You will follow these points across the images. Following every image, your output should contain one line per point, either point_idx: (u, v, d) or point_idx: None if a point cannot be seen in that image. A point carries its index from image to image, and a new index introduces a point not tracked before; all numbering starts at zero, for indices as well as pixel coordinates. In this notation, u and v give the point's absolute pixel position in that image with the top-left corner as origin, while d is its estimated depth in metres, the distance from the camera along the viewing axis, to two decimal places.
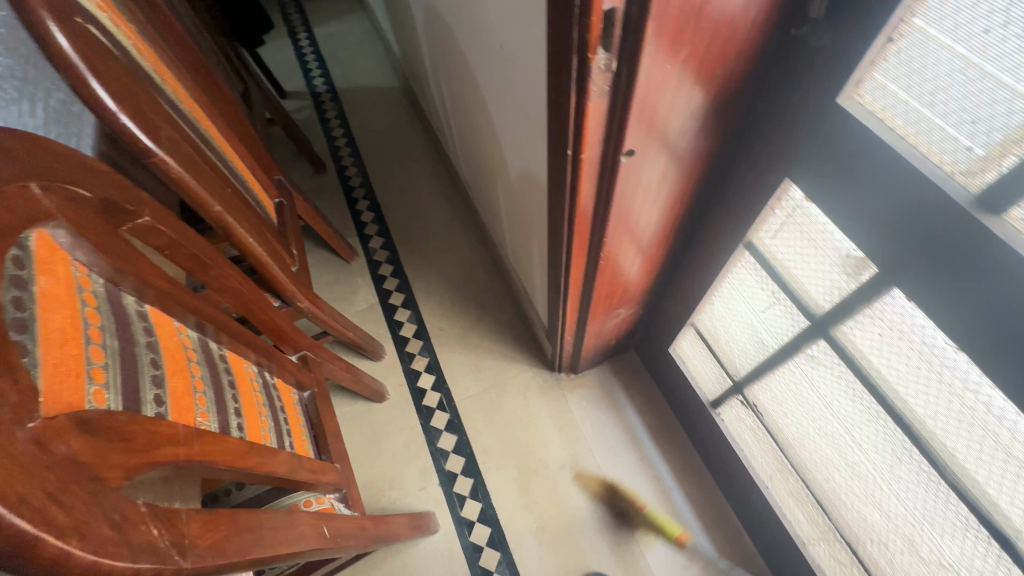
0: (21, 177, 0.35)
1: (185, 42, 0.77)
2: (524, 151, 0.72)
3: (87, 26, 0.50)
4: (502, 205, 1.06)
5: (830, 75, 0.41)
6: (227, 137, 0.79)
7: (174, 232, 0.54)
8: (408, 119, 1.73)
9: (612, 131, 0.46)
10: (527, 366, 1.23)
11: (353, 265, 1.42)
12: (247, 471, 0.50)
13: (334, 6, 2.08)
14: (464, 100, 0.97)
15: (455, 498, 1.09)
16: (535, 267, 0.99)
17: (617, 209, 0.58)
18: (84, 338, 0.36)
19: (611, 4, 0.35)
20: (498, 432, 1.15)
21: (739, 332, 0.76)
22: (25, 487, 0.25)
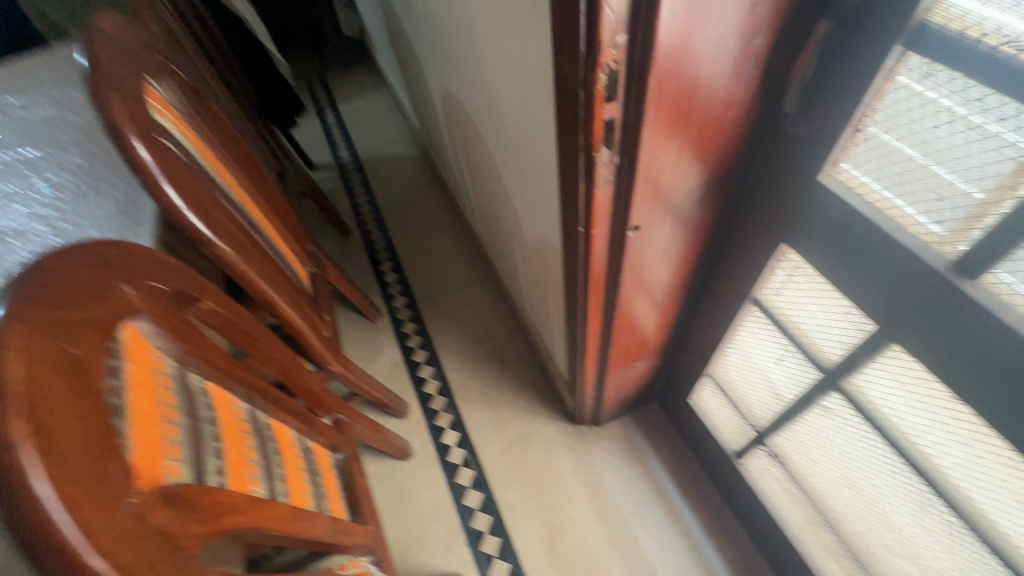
0: (116, 281, 0.41)
1: (235, 138, 0.87)
2: (538, 220, 0.78)
3: (163, 140, 0.59)
4: (519, 265, 1.12)
5: (811, 156, 0.47)
6: (269, 218, 0.87)
7: (229, 312, 0.60)
8: (427, 184, 1.85)
9: (618, 211, 0.52)
10: (549, 420, 1.25)
11: (378, 324, 1.48)
12: (291, 536, 0.53)
13: (357, 86, 2.28)
14: (481, 172, 1.06)
15: (483, 558, 1.08)
16: (552, 323, 1.03)
17: (628, 273, 0.62)
18: (163, 417, 0.42)
19: (610, 115, 0.41)
20: (523, 488, 1.16)
21: (755, 384, 0.77)
22: (129, 556, 0.29)
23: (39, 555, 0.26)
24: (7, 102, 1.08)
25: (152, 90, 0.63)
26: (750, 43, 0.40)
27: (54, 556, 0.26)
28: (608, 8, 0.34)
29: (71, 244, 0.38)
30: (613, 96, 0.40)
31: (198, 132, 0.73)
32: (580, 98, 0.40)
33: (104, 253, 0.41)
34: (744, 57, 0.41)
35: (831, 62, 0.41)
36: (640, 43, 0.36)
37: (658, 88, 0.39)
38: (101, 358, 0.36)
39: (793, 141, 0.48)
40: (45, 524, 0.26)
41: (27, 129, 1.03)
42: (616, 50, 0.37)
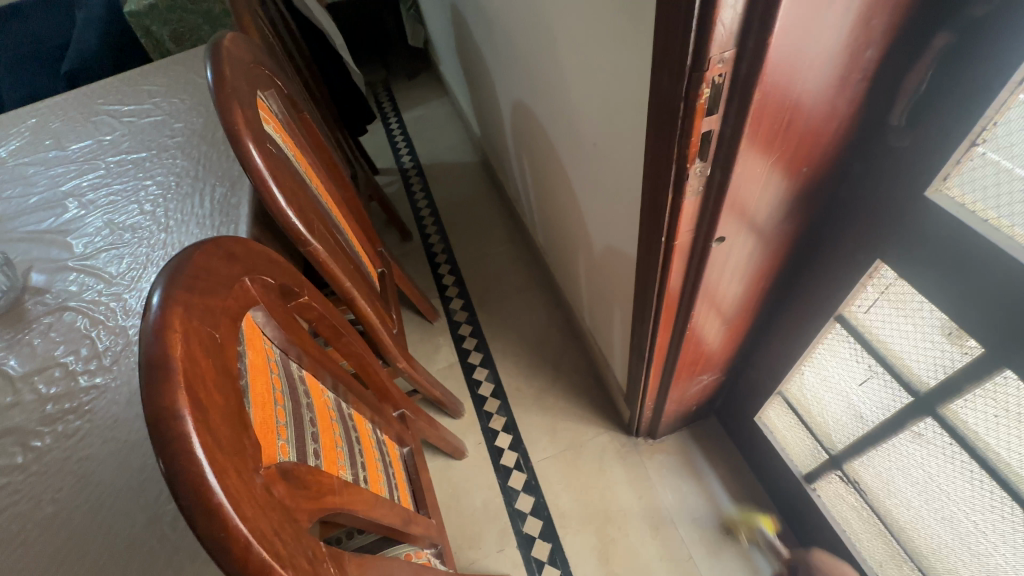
0: (241, 274, 0.46)
1: (321, 144, 0.93)
2: (609, 228, 0.79)
3: (271, 146, 0.64)
4: (580, 272, 1.12)
5: (917, 171, 0.45)
6: (348, 219, 0.93)
7: (322, 307, 0.64)
8: (485, 190, 1.89)
9: (704, 221, 0.52)
10: (604, 430, 1.24)
11: (435, 325, 1.52)
12: (373, 520, 0.56)
13: (420, 94, 2.36)
14: (547, 180, 1.08)
15: (533, 562, 1.08)
16: (614, 332, 1.03)
17: (705, 285, 0.62)
18: (274, 400, 0.45)
19: (709, 127, 0.42)
20: (576, 497, 1.15)
21: (833, 405, 0.74)
22: (263, 523, 0.32)
23: (194, 513, 0.30)
24: (121, 110, 1.20)
25: (260, 101, 0.69)
26: (859, 56, 0.40)
27: (208, 515, 0.30)
28: (720, 24, 0.35)
29: (208, 239, 0.43)
30: (713, 110, 0.41)
31: (295, 139, 0.79)
32: (679, 111, 0.41)
33: (233, 248, 0.46)
34: (852, 70, 0.41)
35: (946, 75, 0.40)
36: (749, 57, 0.36)
37: (761, 102, 0.39)
38: (232, 342, 0.40)
39: (897, 154, 0.46)
40: (200, 486, 0.30)
41: (139, 135, 1.14)
42: (722, 64, 0.37)
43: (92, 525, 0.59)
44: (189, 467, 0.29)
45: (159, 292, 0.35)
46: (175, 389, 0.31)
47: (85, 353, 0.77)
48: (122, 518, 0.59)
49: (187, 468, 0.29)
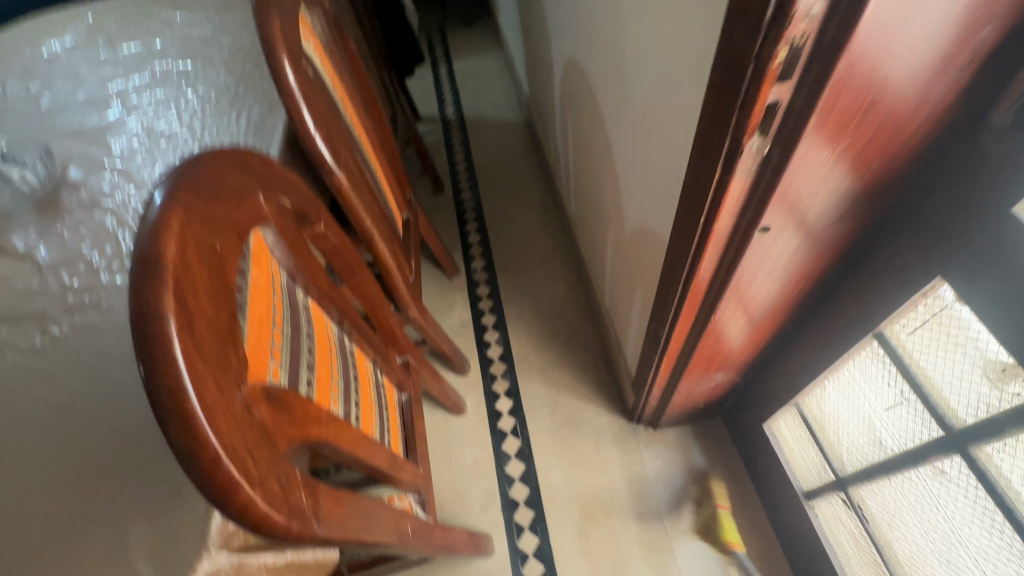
0: (254, 189, 0.44)
1: (362, 76, 0.90)
2: (645, 204, 0.74)
3: (307, 66, 0.62)
4: (608, 249, 1.08)
5: (1007, 181, 0.40)
6: (379, 158, 0.90)
7: (337, 239, 0.63)
8: (525, 152, 1.83)
9: (750, 207, 0.48)
10: (606, 412, 1.22)
11: (454, 281, 1.51)
12: (359, 458, 0.56)
13: (473, 44, 2.28)
14: (589, 147, 1.03)
15: (514, 527, 1.10)
16: (632, 315, 1.00)
17: (738, 279, 0.58)
18: (273, 322, 0.45)
19: (776, 97, 0.37)
20: (566, 472, 1.15)
21: (851, 425, 0.70)
22: (237, 440, 0.32)
23: (170, 418, 0.29)
24: (173, 18, 1.19)
25: (303, 18, 0.66)
26: (971, 35, 0.34)
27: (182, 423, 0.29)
28: None
29: (223, 147, 0.41)
30: (786, 77, 0.36)
31: (335, 65, 0.76)
32: (747, 72, 0.36)
33: (248, 161, 0.44)
34: (957, 50, 0.35)
35: None
36: (841, 15, 0.31)
37: (845, 74, 0.34)
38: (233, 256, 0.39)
39: (989, 160, 0.41)
40: (180, 392, 0.29)
41: (187, 45, 1.13)
42: (808, 21, 0.32)
43: (94, 416, 0.61)
44: (169, 371, 0.29)
45: (163, 190, 0.33)
46: (162, 288, 0.29)
47: (110, 252, 0.79)
48: (122, 414, 0.61)
49: (168, 371, 0.29)
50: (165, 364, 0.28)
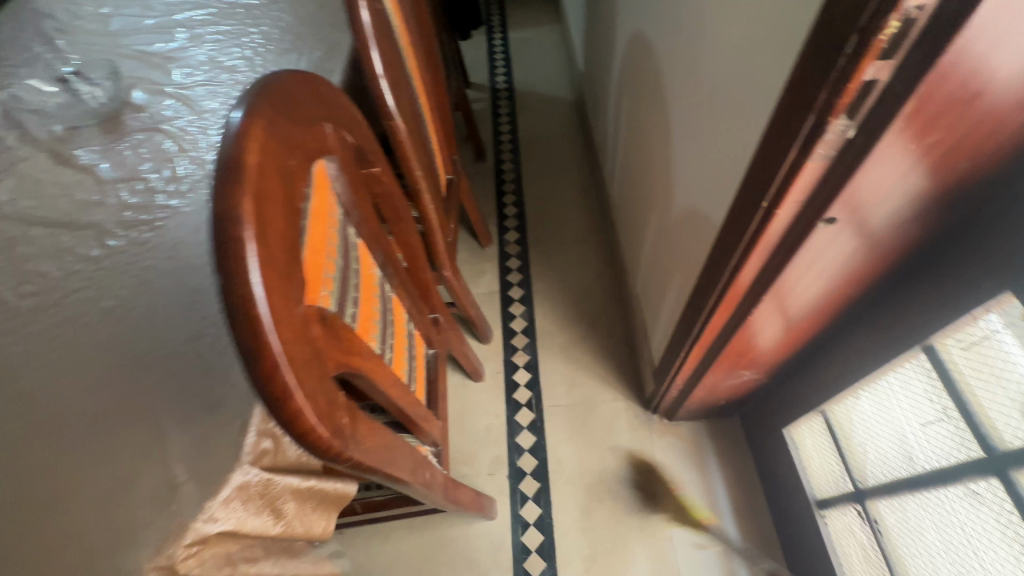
0: (323, 119, 0.44)
1: (425, 28, 0.89)
2: (698, 188, 0.73)
3: (380, 8, 0.62)
4: (648, 234, 1.07)
5: None
6: (433, 113, 0.90)
7: (390, 184, 0.63)
8: (571, 130, 1.81)
9: (820, 195, 0.46)
10: (622, 397, 1.22)
11: (486, 251, 1.51)
12: (390, 398, 0.57)
13: (531, 15, 2.24)
14: (643, 127, 1.01)
15: (518, 495, 1.12)
16: (665, 303, 0.99)
17: (790, 271, 0.57)
18: (328, 252, 0.45)
19: (873, 76, 0.36)
20: (576, 450, 1.16)
21: (881, 439, 0.69)
22: (295, 351, 0.33)
23: (239, 317, 0.30)
24: None
25: None
26: None
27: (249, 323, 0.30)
28: None
29: (300, 71, 0.42)
30: (890, 55, 0.34)
31: (404, 13, 0.75)
32: (848, 46, 0.35)
33: (321, 91, 0.44)
34: None
35: None
36: None
37: (956, 55, 0.33)
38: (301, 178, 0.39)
39: None
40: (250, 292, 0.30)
41: None
42: None
43: (142, 327, 0.64)
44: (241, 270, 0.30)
45: (247, 102, 0.34)
46: (243, 193, 0.30)
47: (167, 175, 0.81)
48: (168, 328, 0.63)
49: (241, 271, 0.30)
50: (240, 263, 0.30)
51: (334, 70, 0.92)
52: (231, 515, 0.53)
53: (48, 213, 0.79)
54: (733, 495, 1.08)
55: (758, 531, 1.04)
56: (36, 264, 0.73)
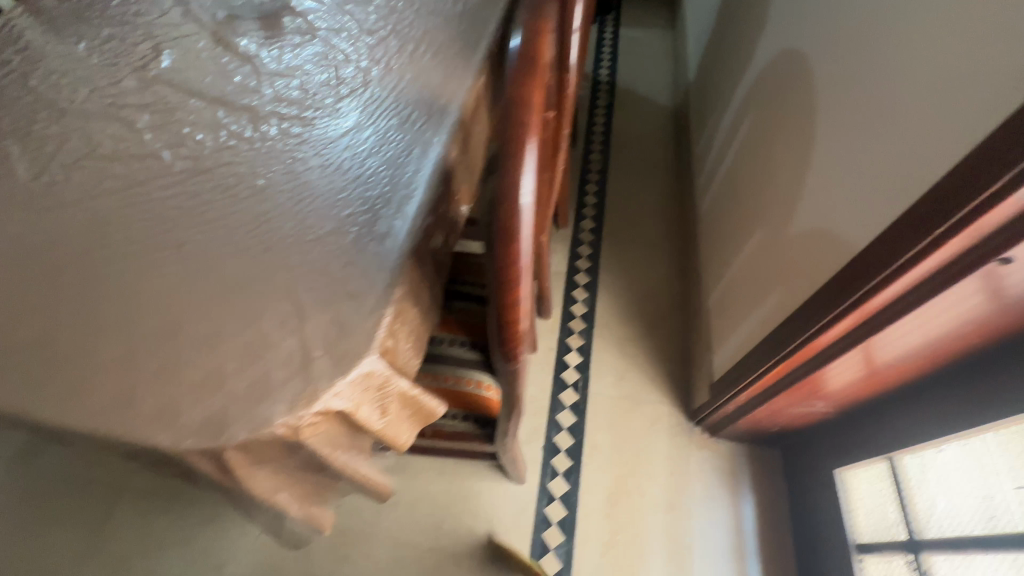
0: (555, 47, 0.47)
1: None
2: (835, 212, 0.74)
3: None
4: (742, 250, 1.07)
5: None
6: None
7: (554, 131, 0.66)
8: (665, 136, 1.81)
9: (999, 233, 0.49)
10: (667, 402, 1.23)
11: (560, 232, 1.53)
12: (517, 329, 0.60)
13: (645, 16, 2.23)
14: (767, 144, 1.01)
15: (548, 468, 1.14)
16: (748, 320, 1.00)
17: (929, 307, 0.61)
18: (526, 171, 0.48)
19: None
20: (613, 441, 1.18)
21: (954, 493, 0.71)
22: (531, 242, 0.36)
23: (502, 203, 0.34)
24: None
25: None
26: None
27: (510, 212, 0.34)
28: None
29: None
30: None
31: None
32: None
33: None
34: None
35: None
36: None
37: None
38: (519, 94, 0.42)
39: None
40: (516, 182, 0.33)
41: None
42: None
43: (288, 212, 0.68)
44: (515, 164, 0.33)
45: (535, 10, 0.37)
46: (532, 90, 0.33)
47: (321, 78, 0.84)
48: (312, 217, 0.67)
49: (517, 163, 0.33)
50: (518, 155, 0.33)
51: (491, 20, 0.95)
52: (347, 391, 0.55)
53: (207, 89, 0.83)
54: (760, 523, 1.09)
55: (779, 564, 1.05)
56: (193, 133, 0.77)
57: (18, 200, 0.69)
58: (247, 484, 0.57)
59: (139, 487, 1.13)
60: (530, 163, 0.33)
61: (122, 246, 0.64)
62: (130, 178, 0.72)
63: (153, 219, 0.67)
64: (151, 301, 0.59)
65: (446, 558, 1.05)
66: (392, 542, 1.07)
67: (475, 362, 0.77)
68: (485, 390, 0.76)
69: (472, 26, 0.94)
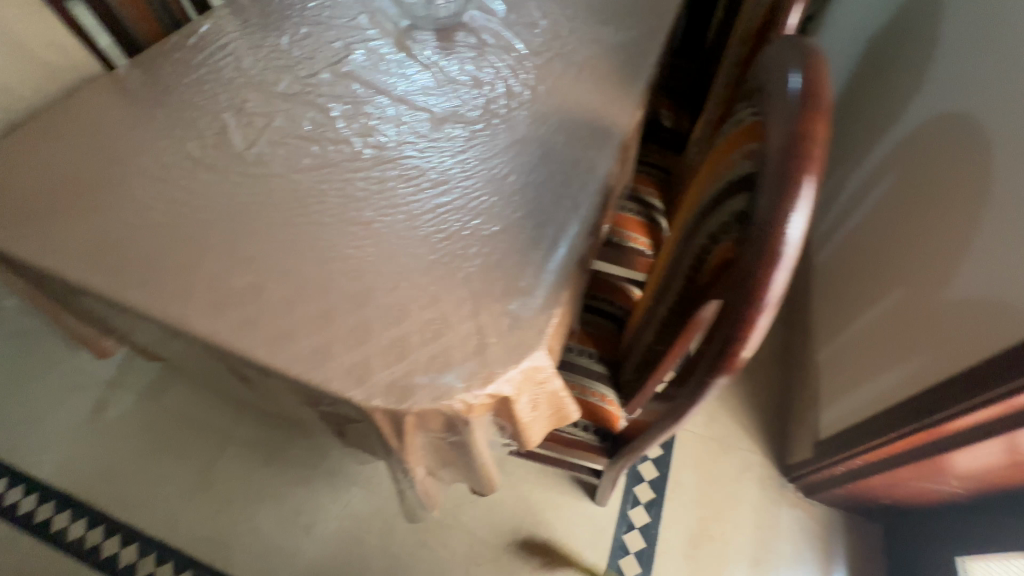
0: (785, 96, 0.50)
1: None
2: (1007, 289, 0.71)
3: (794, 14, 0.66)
4: (870, 309, 1.04)
5: None
6: None
7: None
8: None
9: None
10: (759, 452, 1.19)
11: None
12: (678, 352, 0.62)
13: None
14: (912, 206, 0.98)
15: (630, 496, 1.13)
16: (872, 383, 0.97)
17: None
18: None
19: None
20: (699, 481, 1.15)
21: None
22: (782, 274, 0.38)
23: (768, 235, 0.36)
24: None
25: None
26: None
27: (776, 243, 0.36)
28: None
29: (780, 38, 0.48)
30: None
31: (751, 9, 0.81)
32: None
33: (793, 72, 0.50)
34: None
35: None
36: None
37: None
38: (751, 132, 0.46)
39: None
40: (786, 216, 0.36)
41: None
42: None
43: (465, 207, 0.73)
44: (789, 199, 0.36)
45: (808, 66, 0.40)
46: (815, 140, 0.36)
47: (492, 90, 0.91)
48: (485, 215, 0.72)
49: (792, 200, 0.35)
50: (795, 193, 0.35)
51: (651, 55, 0.99)
52: (514, 380, 0.59)
53: (391, 89, 0.92)
54: None
55: None
56: (379, 125, 0.85)
57: (233, 165, 0.79)
58: (407, 450, 0.61)
59: (245, 438, 1.22)
60: (804, 201, 0.36)
61: (320, 215, 0.72)
62: (326, 158, 0.80)
63: (345, 196, 0.75)
64: (345, 268, 0.66)
65: (521, 564, 1.06)
66: (468, 537, 1.09)
67: (601, 376, 0.80)
68: (607, 403, 0.78)
69: (632, 57, 0.98)
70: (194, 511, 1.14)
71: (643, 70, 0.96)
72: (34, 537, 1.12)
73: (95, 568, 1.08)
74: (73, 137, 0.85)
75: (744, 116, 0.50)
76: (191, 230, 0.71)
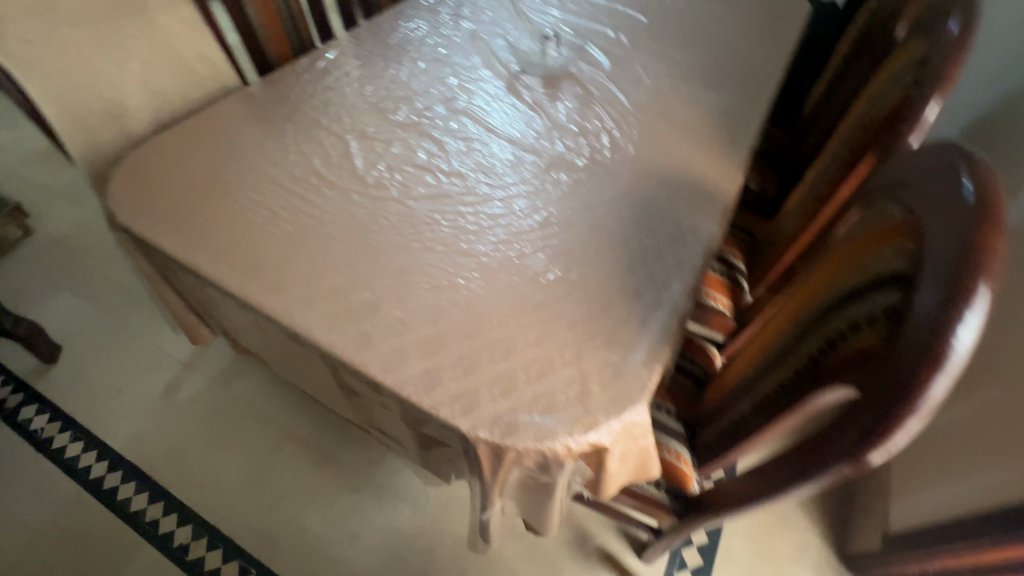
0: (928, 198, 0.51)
1: None
2: None
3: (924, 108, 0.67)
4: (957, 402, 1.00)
5: None
6: None
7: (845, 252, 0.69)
8: None
9: None
10: (817, 534, 1.14)
11: None
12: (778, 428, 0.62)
13: None
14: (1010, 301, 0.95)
15: (677, 559, 1.10)
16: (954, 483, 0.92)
17: None
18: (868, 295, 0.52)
19: None
20: (751, 555, 1.11)
21: None
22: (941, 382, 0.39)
23: (935, 343, 0.37)
24: None
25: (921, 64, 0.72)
26: None
27: (943, 351, 0.37)
28: None
29: (937, 140, 0.49)
30: None
31: (872, 87, 0.83)
32: None
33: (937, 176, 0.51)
34: None
35: None
36: None
37: None
38: (901, 232, 0.47)
39: None
40: (956, 328, 0.37)
41: (682, 14, 1.28)
42: None
43: (570, 252, 0.76)
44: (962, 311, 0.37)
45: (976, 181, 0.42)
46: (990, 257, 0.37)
47: (597, 140, 0.95)
48: (589, 263, 0.75)
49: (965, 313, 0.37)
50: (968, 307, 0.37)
51: (751, 122, 1.01)
52: (612, 429, 0.59)
53: (500, 129, 0.97)
54: None
55: None
56: (489, 163, 0.90)
57: (354, 185, 0.85)
58: (496, 483, 0.63)
59: (303, 437, 1.26)
60: (977, 315, 0.37)
61: (433, 243, 0.76)
62: (439, 187, 0.85)
63: (456, 226, 0.79)
64: (455, 297, 0.70)
65: None
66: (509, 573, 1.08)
67: (677, 433, 0.80)
68: (682, 463, 0.77)
69: (733, 123, 1.01)
70: (248, 502, 1.17)
71: (744, 137, 0.98)
72: (100, 502, 1.18)
73: (152, 542, 1.13)
74: (213, 142, 0.94)
75: (891, 210, 0.51)
76: (316, 243, 0.77)
